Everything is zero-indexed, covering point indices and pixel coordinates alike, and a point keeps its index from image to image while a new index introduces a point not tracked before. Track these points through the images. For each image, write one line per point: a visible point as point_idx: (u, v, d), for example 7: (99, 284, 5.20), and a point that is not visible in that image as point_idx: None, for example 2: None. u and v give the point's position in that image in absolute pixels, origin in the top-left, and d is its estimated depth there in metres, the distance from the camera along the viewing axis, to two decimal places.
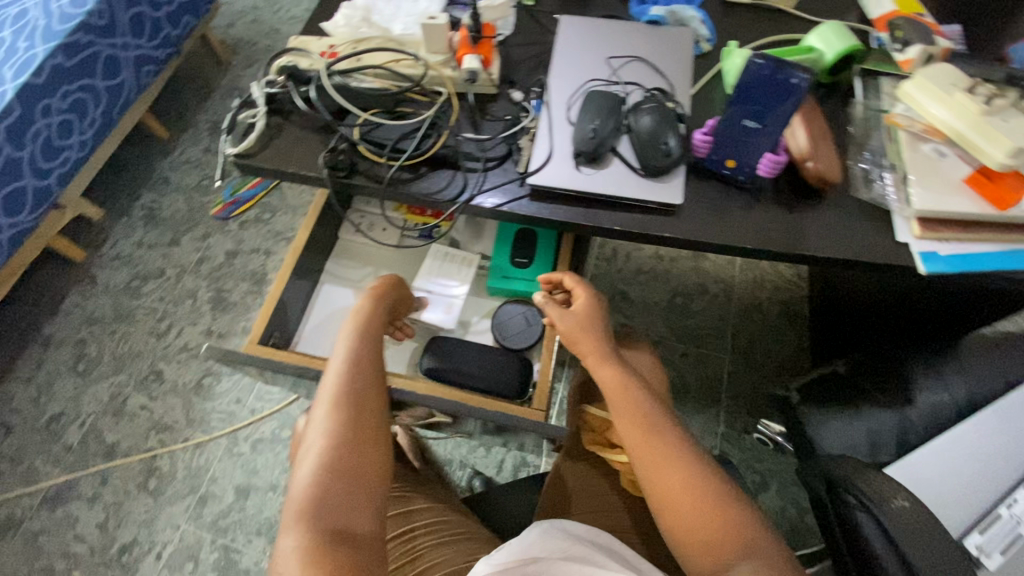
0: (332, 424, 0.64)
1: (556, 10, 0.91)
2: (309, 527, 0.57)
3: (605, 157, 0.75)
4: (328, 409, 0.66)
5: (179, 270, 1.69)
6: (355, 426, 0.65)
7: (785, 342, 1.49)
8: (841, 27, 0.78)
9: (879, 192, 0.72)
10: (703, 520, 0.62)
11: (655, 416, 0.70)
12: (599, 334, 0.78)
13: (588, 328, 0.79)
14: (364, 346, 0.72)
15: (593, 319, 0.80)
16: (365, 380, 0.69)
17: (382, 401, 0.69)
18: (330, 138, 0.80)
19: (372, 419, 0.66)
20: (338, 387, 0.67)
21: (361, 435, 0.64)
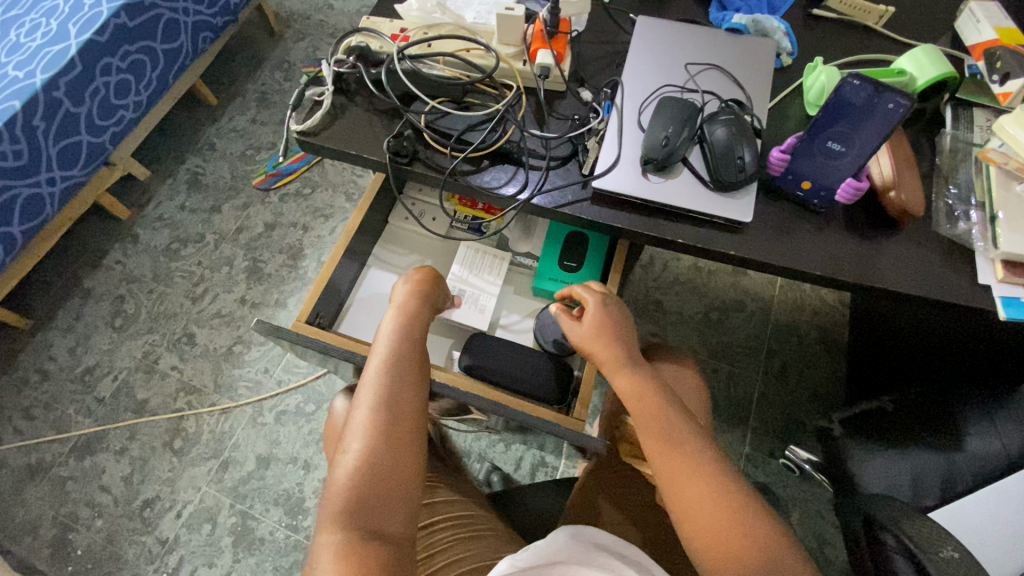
0: (373, 423, 0.63)
1: (632, 9, 0.88)
2: (346, 528, 0.57)
3: (675, 166, 0.73)
4: (369, 405, 0.64)
5: (218, 237, 1.71)
6: (396, 425, 0.63)
7: (821, 369, 1.45)
8: (936, 51, 0.74)
9: (962, 230, 0.68)
10: (729, 535, 0.59)
11: (674, 422, 0.68)
12: (617, 343, 0.76)
13: (604, 336, 0.76)
14: (407, 343, 0.70)
15: (610, 326, 0.77)
16: (407, 378, 0.67)
17: (423, 401, 0.67)
18: (395, 123, 0.79)
19: (413, 420, 0.65)
20: (380, 384, 0.66)
21: (402, 437, 0.63)
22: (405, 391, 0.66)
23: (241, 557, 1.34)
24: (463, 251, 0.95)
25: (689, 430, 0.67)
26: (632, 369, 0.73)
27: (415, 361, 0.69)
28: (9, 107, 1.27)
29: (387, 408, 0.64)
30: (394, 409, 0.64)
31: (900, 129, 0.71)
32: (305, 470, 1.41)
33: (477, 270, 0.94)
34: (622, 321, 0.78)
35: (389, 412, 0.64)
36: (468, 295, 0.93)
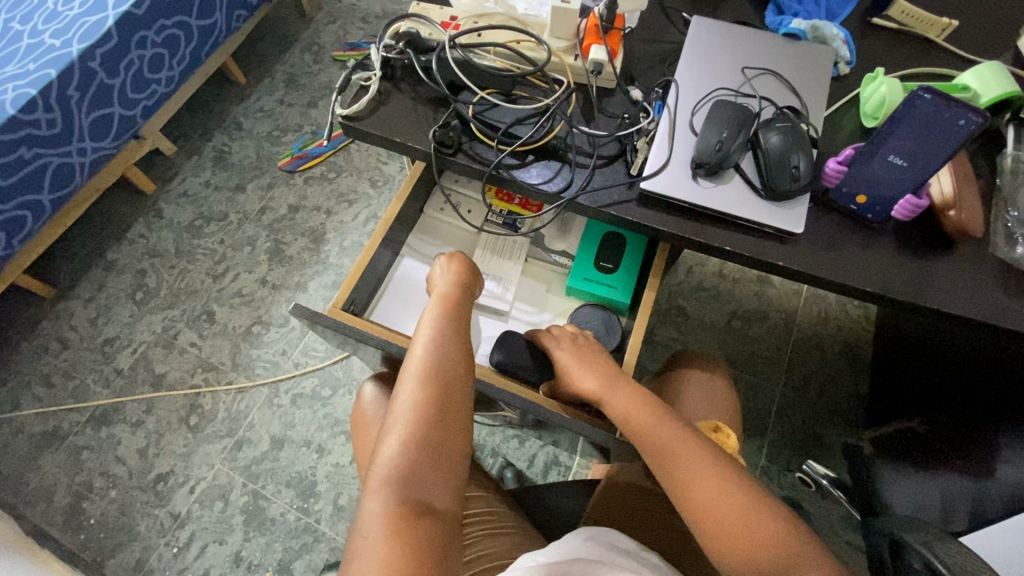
0: (417, 402, 0.63)
1: (685, 8, 0.86)
2: (394, 503, 0.57)
3: (726, 171, 0.72)
4: (417, 382, 0.64)
5: (241, 216, 1.71)
6: (443, 403, 0.64)
7: (842, 385, 1.43)
8: (1001, 67, 0.73)
9: (1022, 254, 0.66)
10: (743, 529, 0.60)
11: (670, 426, 0.69)
12: (605, 366, 0.79)
13: (587, 361, 0.79)
14: (450, 326, 0.70)
15: (593, 355, 0.81)
16: (452, 361, 0.67)
17: (468, 385, 0.67)
18: (442, 113, 0.78)
19: (460, 399, 0.65)
20: (425, 364, 0.66)
21: (447, 420, 0.63)
22: (449, 373, 0.66)
23: (251, 536, 1.34)
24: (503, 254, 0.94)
25: (689, 432, 0.68)
26: (618, 384, 0.76)
27: (461, 343, 0.69)
28: (45, 74, 1.26)
29: (431, 389, 0.64)
30: (439, 391, 0.64)
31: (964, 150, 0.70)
32: (318, 454, 1.42)
33: (498, 253, 0.95)
34: (603, 351, 0.82)
35: (433, 393, 0.64)
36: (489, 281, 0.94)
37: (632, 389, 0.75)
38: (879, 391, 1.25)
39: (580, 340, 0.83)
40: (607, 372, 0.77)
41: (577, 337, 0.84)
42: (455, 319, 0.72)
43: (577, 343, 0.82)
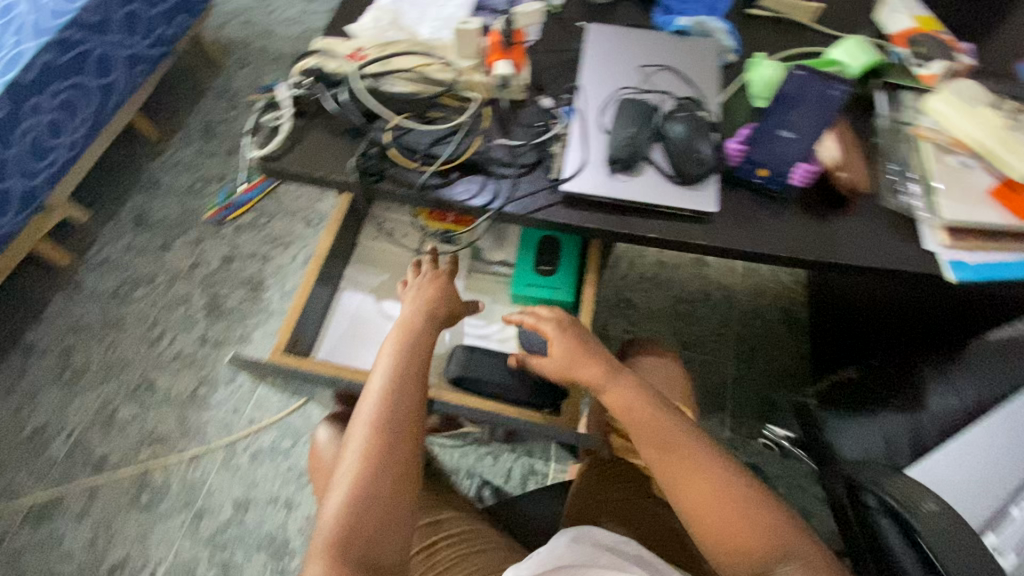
0: (364, 452, 0.61)
1: (581, 17, 0.91)
2: (338, 560, 0.55)
3: (639, 165, 0.76)
4: (365, 433, 0.63)
5: (171, 276, 1.63)
6: (393, 450, 0.62)
7: (785, 348, 1.51)
8: (862, 41, 0.80)
9: (905, 203, 0.72)
10: (732, 526, 0.60)
11: (672, 424, 0.68)
12: (602, 362, 0.75)
13: (585, 354, 0.75)
14: (405, 367, 0.69)
15: (585, 347, 0.76)
16: (404, 401, 0.66)
17: (421, 430, 0.65)
18: (359, 143, 0.79)
19: (410, 445, 0.64)
20: (375, 409, 0.64)
21: (399, 467, 0.62)
22: (399, 413, 0.65)
23: None
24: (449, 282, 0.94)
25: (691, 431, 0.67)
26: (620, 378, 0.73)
27: (415, 385, 0.68)
28: None
29: (380, 432, 0.63)
30: (386, 434, 0.63)
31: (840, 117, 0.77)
32: (287, 509, 1.35)
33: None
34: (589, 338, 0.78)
35: (382, 436, 0.63)
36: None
37: (632, 385, 0.73)
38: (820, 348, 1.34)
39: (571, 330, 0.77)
40: (600, 366, 0.74)
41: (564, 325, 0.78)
42: (412, 355, 0.70)
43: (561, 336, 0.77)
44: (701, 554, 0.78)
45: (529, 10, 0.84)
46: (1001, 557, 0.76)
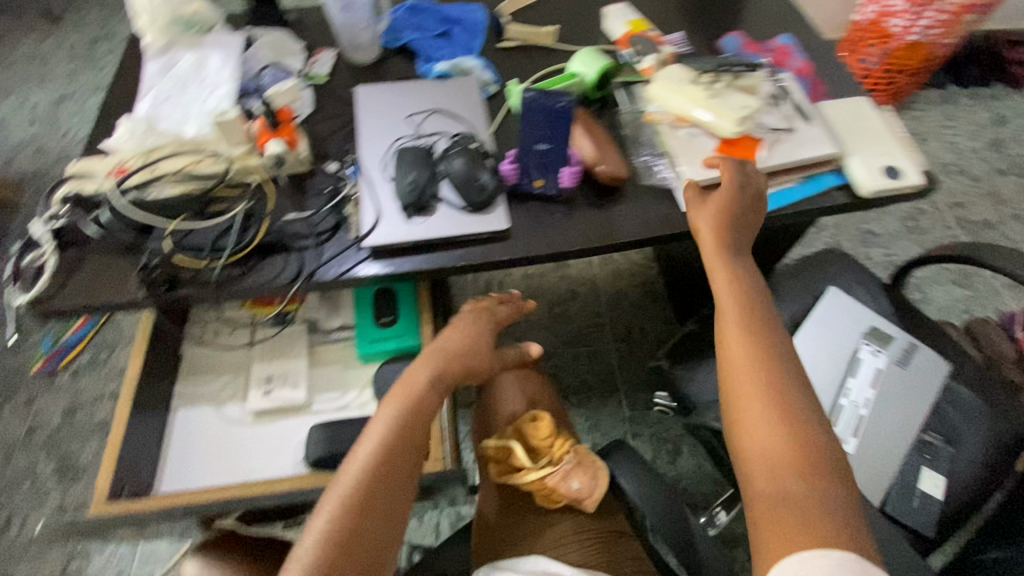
0: (334, 521, 0.59)
1: (351, 83, 0.95)
2: None
3: (431, 203, 0.80)
4: (339, 505, 0.60)
5: (5, 450, 1.41)
6: (364, 525, 0.60)
7: (653, 316, 1.64)
8: (593, 51, 0.91)
9: (659, 175, 0.83)
10: (777, 452, 0.58)
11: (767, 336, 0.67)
12: (721, 238, 0.72)
13: (724, 224, 0.73)
14: (398, 439, 0.66)
15: (730, 210, 0.73)
16: (401, 463, 0.65)
17: (401, 509, 0.63)
18: (141, 256, 0.75)
19: (384, 524, 0.61)
20: (359, 481, 0.62)
21: (365, 544, 0.59)
22: (393, 475, 0.64)
23: None
24: (295, 364, 0.87)
25: (780, 347, 0.66)
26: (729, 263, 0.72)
27: (407, 459, 0.66)
28: None
29: (370, 490, 0.62)
30: (374, 495, 0.62)
31: (579, 106, 0.87)
32: None
33: (276, 356, 0.88)
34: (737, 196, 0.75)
35: (371, 494, 0.62)
36: (276, 388, 0.86)
37: (730, 274, 0.71)
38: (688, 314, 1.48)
39: (738, 193, 0.74)
40: (745, 244, 0.74)
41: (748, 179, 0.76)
42: (422, 408, 0.70)
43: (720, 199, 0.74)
44: (604, 542, 0.82)
45: (285, 88, 0.86)
46: (845, 444, 0.94)
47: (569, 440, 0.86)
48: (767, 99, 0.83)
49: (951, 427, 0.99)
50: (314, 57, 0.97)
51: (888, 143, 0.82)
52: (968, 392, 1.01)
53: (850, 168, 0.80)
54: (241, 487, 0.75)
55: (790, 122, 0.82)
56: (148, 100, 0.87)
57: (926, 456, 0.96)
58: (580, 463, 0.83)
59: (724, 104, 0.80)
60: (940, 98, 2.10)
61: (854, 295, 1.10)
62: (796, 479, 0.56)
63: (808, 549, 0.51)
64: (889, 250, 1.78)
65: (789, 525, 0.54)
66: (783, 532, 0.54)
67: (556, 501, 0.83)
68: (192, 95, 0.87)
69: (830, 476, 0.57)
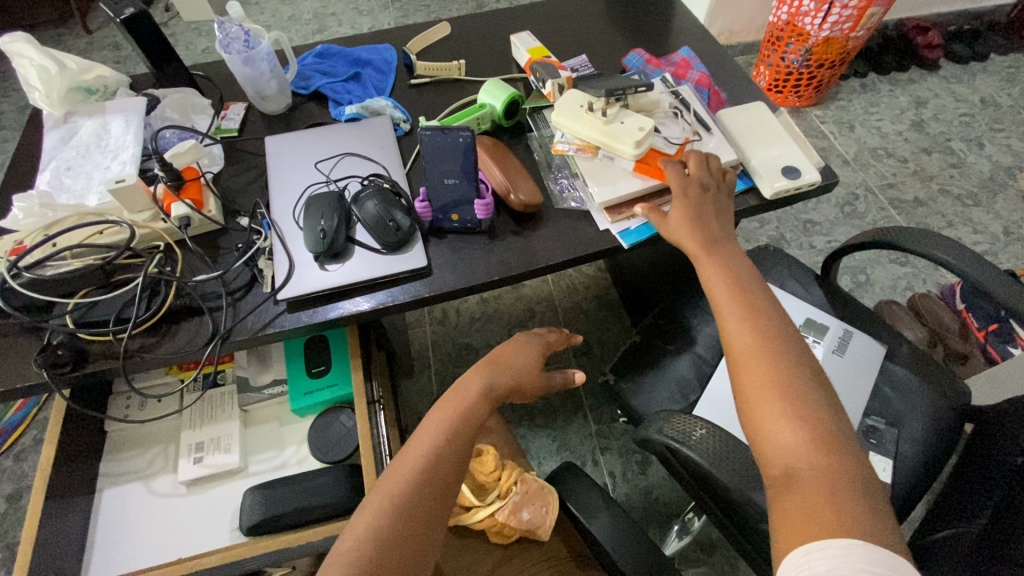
0: (378, 517, 0.58)
1: (263, 134, 0.95)
2: None
3: (346, 248, 0.79)
4: (384, 502, 0.60)
5: None
6: (407, 522, 0.59)
7: (612, 327, 1.64)
8: (500, 81, 0.92)
9: (572, 197, 0.85)
10: (800, 432, 0.56)
11: (775, 323, 0.65)
12: (699, 236, 0.73)
13: (698, 223, 0.74)
14: (445, 448, 0.66)
15: (697, 213, 0.74)
16: (453, 463, 0.66)
17: (440, 519, 0.62)
18: (44, 335, 0.72)
19: (422, 527, 0.60)
20: (405, 482, 0.62)
21: (405, 543, 0.58)
22: (443, 475, 0.64)
23: None
24: (225, 427, 0.84)
25: (788, 335, 0.64)
26: (720, 255, 0.71)
27: (451, 465, 0.65)
28: None
29: (417, 487, 0.62)
30: (422, 492, 0.62)
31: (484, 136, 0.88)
32: None
33: (205, 420, 0.85)
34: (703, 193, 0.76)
35: (418, 493, 0.61)
36: (208, 454, 0.82)
37: (719, 266, 0.71)
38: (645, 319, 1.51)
39: (688, 191, 0.76)
40: (726, 236, 0.74)
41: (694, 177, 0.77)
42: (470, 418, 0.71)
43: (685, 204, 0.75)
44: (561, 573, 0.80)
45: (185, 148, 0.80)
46: None
47: (515, 470, 0.83)
48: (668, 113, 0.86)
49: (893, 409, 1.00)
50: (224, 112, 0.97)
51: (786, 143, 0.84)
52: (904, 373, 1.04)
53: (754, 171, 0.82)
54: (167, 568, 0.70)
55: (693, 133, 0.84)
56: (49, 172, 0.85)
57: (872, 441, 0.97)
58: (528, 494, 0.80)
59: (621, 128, 0.79)
60: (861, 87, 2.19)
61: (787, 289, 1.12)
62: (808, 466, 0.54)
63: (820, 538, 0.48)
64: (830, 236, 1.83)
65: (801, 515, 0.50)
66: (799, 515, 0.51)
67: (508, 535, 0.81)
68: (94, 162, 0.85)
69: (848, 462, 0.54)
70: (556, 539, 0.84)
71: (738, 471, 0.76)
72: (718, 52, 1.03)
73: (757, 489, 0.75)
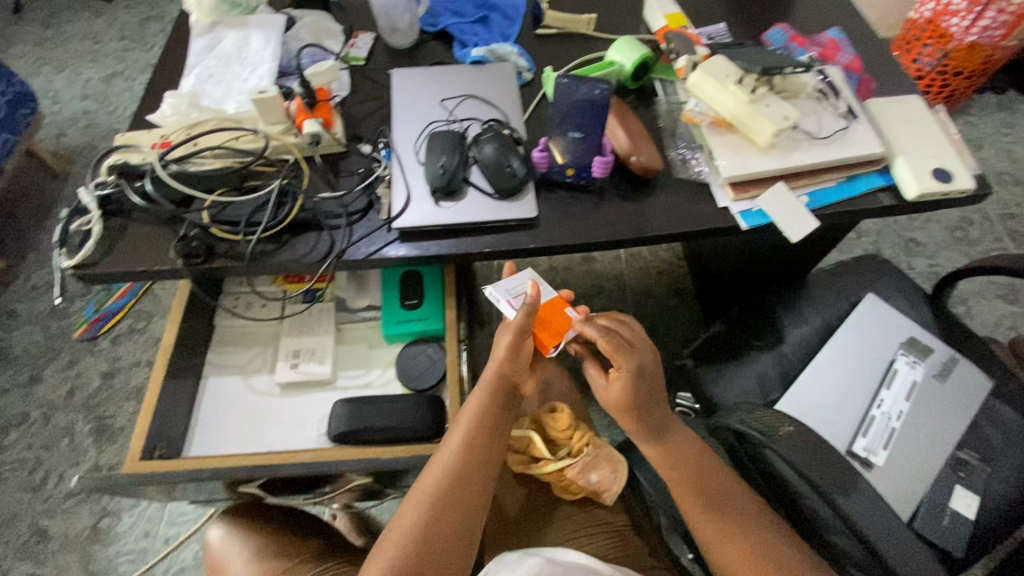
0: (421, 517, 0.64)
1: (387, 66, 0.96)
2: None
3: (460, 188, 0.80)
4: (425, 502, 0.65)
5: (46, 409, 1.45)
6: (448, 515, 0.64)
7: (682, 317, 1.55)
8: (632, 39, 0.89)
9: (694, 169, 0.81)
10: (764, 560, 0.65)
11: (713, 478, 0.72)
12: (630, 418, 0.72)
13: (645, 400, 0.71)
14: (482, 444, 0.70)
15: (640, 400, 0.71)
16: (476, 469, 0.68)
17: (479, 509, 0.67)
18: (180, 227, 0.78)
19: (463, 516, 0.65)
20: (443, 481, 0.67)
21: (445, 535, 0.63)
22: (468, 487, 0.67)
23: None
24: (320, 339, 0.89)
25: (725, 482, 0.72)
26: (663, 439, 0.74)
27: (490, 458, 0.70)
28: None
29: (443, 500, 0.65)
30: (448, 502, 0.65)
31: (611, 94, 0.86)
32: None
33: (304, 330, 0.90)
34: (651, 366, 0.72)
35: (454, 490, 0.66)
36: (303, 361, 0.88)
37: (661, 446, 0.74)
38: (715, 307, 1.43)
39: (642, 373, 0.71)
40: (664, 413, 0.74)
41: (636, 351, 0.72)
42: (493, 421, 0.72)
43: (626, 385, 0.70)
44: (623, 538, 0.81)
45: (323, 68, 0.84)
46: (874, 456, 0.90)
47: (588, 432, 0.83)
48: (813, 96, 0.81)
49: (990, 446, 0.94)
50: (353, 39, 0.98)
51: (939, 144, 0.78)
52: (1009, 411, 0.96)
53: (897, 169, 0.78)
54: (266, 455, 0.77)
55: (838, 119, 0.79)
56: (193, 76, 0.89)
57: (960, 474, 0.91)
58: (598, 457, 0.82)
59: (767, 111, 0.76)
60: (996, 104, 1.99)
61: (891, 303, 1.06)
62: None
63: None
64: (933, 260, 1.70)
65: None
66: None
67: (573, 492, 0.83)
68: (234, 73, 0.89)
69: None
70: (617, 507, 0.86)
71: (825, 475, 0.73)
72: (868, 39, 0.96)
73: (842, 494, 0.72)
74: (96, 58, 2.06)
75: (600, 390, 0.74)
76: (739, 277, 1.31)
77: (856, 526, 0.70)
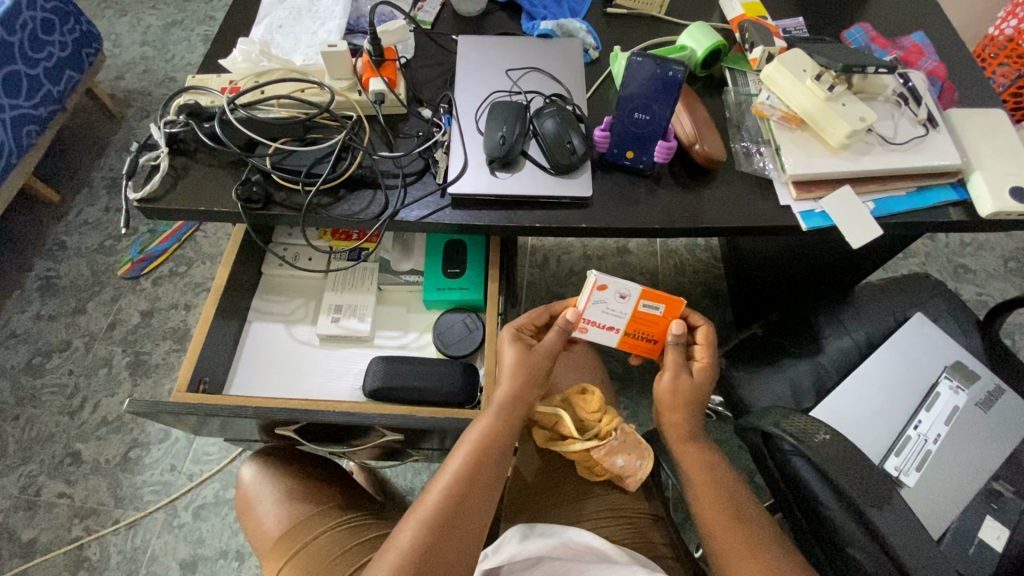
0: (417, 541, 0.60)
1: (454, 31, 0.96)
2: None
3: (517, 160, 0.79)
4: (421, 524, 0.61)
5: (88, 339, 1.51)
6: (446, 541, 0.60)
7: (710, 319, 1.52)
8: (706, 25, 0.87)
9: (759, 164, 0.79)
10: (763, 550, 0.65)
11: (729, 487, 0.72)
12: (693, 412, 0.75)
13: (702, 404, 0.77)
14: (486, 464, 0.66)
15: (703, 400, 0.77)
16: (478, 494, 0.64)
17: (478, 535, 0.63)
18: (242, 172, 0.80)
19: (461, 541, 0.61)
20: (442, 501, 0.63)
21: (444, 559, 0.60)
22: (469, 510, 0.63)
23: None
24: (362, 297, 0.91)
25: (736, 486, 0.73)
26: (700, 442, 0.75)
27: (494, 479, 0.66)
28: None
29: (442, 526, 0.61)
30: (447, 525, 0.61)
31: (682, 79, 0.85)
32: (239, 561, 1.25)
33: (348, 287, 0.92)
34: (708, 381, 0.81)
35: (454, 513, 0.62)
36: (344, 317, 0.90)
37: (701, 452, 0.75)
38: (750, 315, 1.41)
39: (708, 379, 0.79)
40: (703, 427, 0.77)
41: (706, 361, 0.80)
42: (500, 445, 0.68)
43: (709, 374, 0.77)
44: (642, 523, 0.82)
45: (394, 27, 0.84)
46: (905, 476, 0.89)
47: (617, 417, 0.81)
48: (891, 100, 0.79)
49: None
50: (421, 2, 0.98)
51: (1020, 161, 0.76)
52: None
53: (972, 184, 0.75)
54: (305, 401, 0.80)
55: (915, 126, 0.77)
56: (263, 26, 0.91)
57: (993, 505, 0.88)
58: (624, 442, 0.81)
59: (842, 110, 0.74)
60: None
61: (940, 325, 1.02)
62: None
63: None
64: (981, 288, 1.64)
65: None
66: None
67: (598, 474, 0.83)
68: (304, 26, 0.90)
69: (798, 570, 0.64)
70: (640, 495, 0.86)
71: (861, 490, 0.71)
72: (954, 47, 0.92)
73: (876, 508, 0.70)
74: (157, 5, 2.09)
75: (681, 377, 0.75)
76: (785, 285, 1.30)
77: (885, 542, 0.69)
